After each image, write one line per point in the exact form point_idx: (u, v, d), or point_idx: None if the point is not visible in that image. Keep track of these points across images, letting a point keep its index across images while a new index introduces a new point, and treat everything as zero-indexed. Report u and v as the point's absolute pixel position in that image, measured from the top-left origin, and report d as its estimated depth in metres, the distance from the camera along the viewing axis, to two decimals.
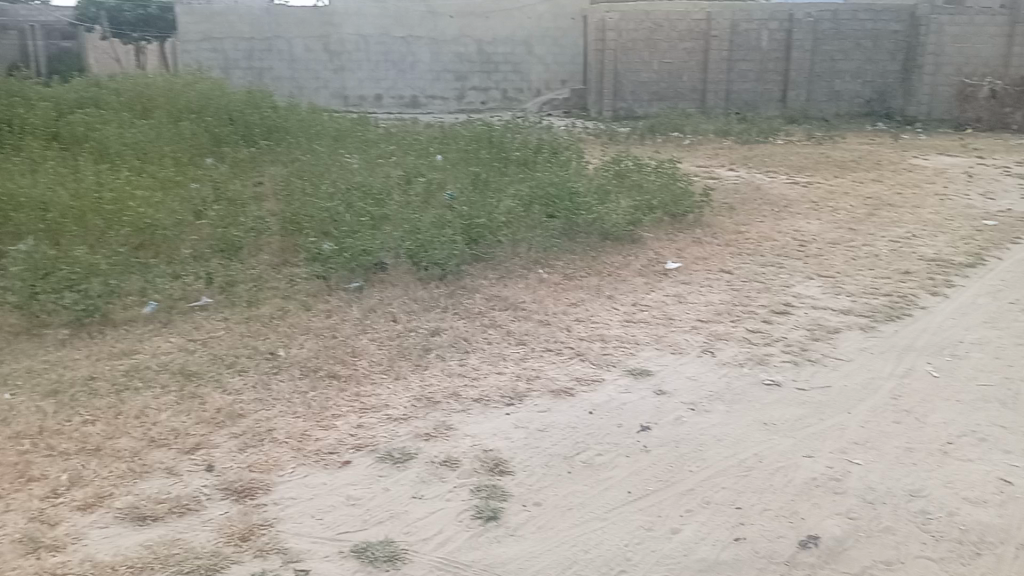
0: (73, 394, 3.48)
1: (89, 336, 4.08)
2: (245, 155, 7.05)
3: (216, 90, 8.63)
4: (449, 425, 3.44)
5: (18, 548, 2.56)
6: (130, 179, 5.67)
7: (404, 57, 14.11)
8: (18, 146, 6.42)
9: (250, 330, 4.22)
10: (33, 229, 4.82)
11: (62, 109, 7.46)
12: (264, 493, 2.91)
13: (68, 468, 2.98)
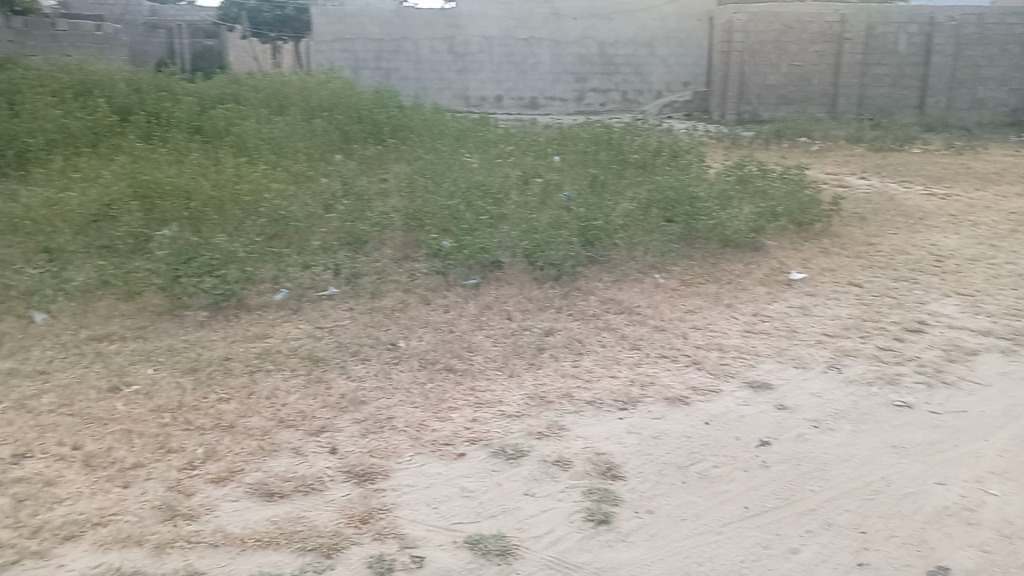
0: (210, 372, 3.68)
1: (226, 319, 4.30)
2: (372, 153, 7.28)
3: (347, 89, 8.97)
4: (563, 425, 3.44)
5: (158, 514, 2.69)
6: (266, 173, 5.97)
7: (526, 58, 14.25)
8: (165, 137, 6.85)
9: (372, 320, 4.36)
10: (178, 217, 5.13)
11: (206, 105, 7.92)
12: (383, 478, 3.00)
13: (203, 442, 3.13)
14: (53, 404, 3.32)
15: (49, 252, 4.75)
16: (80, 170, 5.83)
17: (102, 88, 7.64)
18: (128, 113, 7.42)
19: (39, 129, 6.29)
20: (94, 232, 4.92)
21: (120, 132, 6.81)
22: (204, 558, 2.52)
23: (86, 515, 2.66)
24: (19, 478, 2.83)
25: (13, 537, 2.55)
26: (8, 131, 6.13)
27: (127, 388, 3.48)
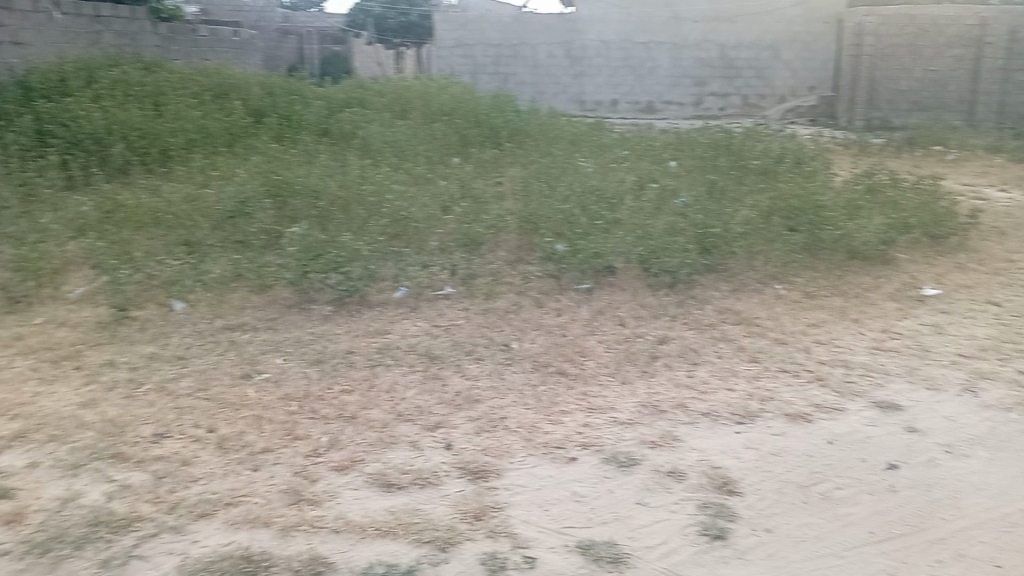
0: (334, 364, 3.83)
1: (349, 313, 4.45)
2: (490, 157, 7.37)
3: (466, 94, 9.15)
4: (677, 436, 3.39)
5: (284, 498, 2.77)
6: (389, 175, 6.17)
7: (643, 62, 14.12)
8: (295, 139, 7.18)
9: (487, 321, 4.43)
10: (307, 215, 5.37)
11: (333, 108, 8.24)
12: (496, 477, 3.02)
13: (327, 431, 3.25)
14: (191, 386, 3.52)
15: (188, 245, 5.01)
16: (218, 169, 6.17)
17: (238, 91, 8.08)
18: (261, 115, 7.81)
19: (181, 129, 6.69)
20: (230, 227, 5.19)
21: (254, 133, 7.19)
22: (326, 542, 2.57)
23: (219, 495, 2.76)
24: (159, 456, 2.96)
25: (152, 511, 2.64)
26: (154, 131, 6.55)
27: (258, 375, 3.67)
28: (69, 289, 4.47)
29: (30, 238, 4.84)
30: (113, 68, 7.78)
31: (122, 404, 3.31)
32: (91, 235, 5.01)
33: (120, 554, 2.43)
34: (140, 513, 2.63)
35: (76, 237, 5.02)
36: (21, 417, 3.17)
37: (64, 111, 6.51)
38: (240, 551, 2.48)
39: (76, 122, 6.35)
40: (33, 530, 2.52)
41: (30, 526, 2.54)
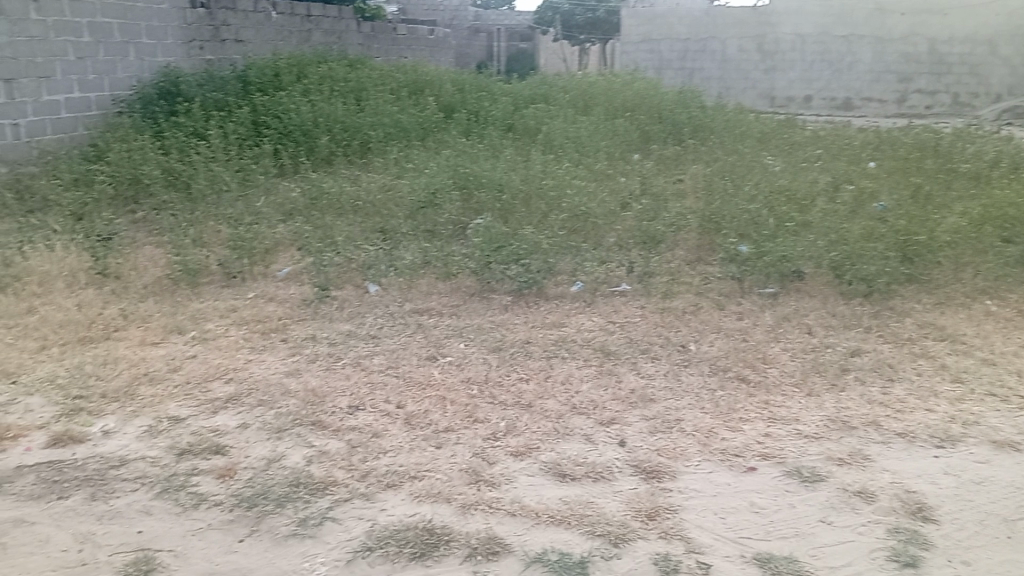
0: (513, 353, 3.93)
1: (528, 304, 4.54)
2: (672, 153, 7.23)
3: (651, 90, 9.07)
4: (866, 455, 3.18)
5: (464, 477, 2.88)
6: (571, 170, 6.22)
7: (842, 57, 13.30)
8: (482, 133, 7.41)
9: (665, 320, 4.36)
10: (491, 208, 5.55)
11: (519, 104, 8.43)
12: (671, 479, 2.97)
13: (505, 416, 3.33)
14: (382, 364, 3.74)
15: (383, 232, 5.31)
16: (410, 161, 6.49)
17: (431, 88, 8.46)
18: (452, 110, 8.13)
19: (379, 122, 7.11)
20: (421, 217, 5.45)
21: (444, 127, 7.50)
22: (503, 524, 2.64)
23: (405, 467, 2.92)
24: (353, 427, 3.16)
25: (346, 478, 2.82)
26: (355, 124, 7.00)
27: (442, 358, 3.84)
28: (278, 268, 4.86)
29: (246, 220, 5.32)
30: (321, 65, 8.40)
31: (322, 376, 3.58)
32: (298, 219, 5.45)
33: (316, 515, 2.61)
34: (335, 478, 2.82)
35: (285, 220, 5.47)
36: (235, 381, 3.49)
37: (277, 105, 7.13)
38: (422, 524, 2.60)
39: (288, 116, 6.94)
40: (242, 485, 2.76)
41: (240, 481, 2.78)
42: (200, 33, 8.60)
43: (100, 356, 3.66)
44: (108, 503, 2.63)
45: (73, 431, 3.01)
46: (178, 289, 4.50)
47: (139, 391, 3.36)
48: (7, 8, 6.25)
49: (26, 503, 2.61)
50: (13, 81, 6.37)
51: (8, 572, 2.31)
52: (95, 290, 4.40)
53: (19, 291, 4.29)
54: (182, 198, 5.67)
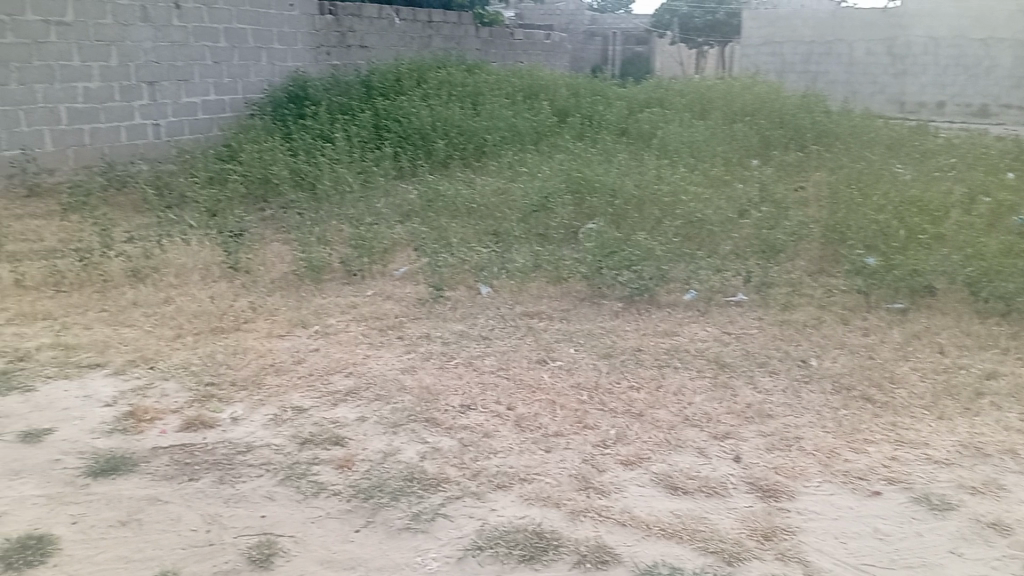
0: (624, 360, 3.88)
1: (639, 311, 4.47)
2: (793, 160, 6.97)
3: (772, 94, 8.80)
4: (1003, 485, 2.97)
5: (574, 483, 2.86)
6: (686, 175, 6.11)
7: (980, 61, 12.51)
8: (596, 137, 7.37)
9: (784, 333, 4.21)
10: (604, 213, 5.52)
11: (634, 108, 8.35)
12: (788, 499, 2.86)
13: (616, 424, 3.28)
14: (494, 365, 3.78)
15: (496, 235, 5.36)
16: (524, 164, 6.53)
17: (547, 92, 8.50)
18: (566, 114, 8.14)
19: (495, 126, 7.20)
20: (533, 220, 5.46)
21: (558, 131, 7.51)
22: (612, 533, 2.61)
23: (516, 469, 2.93)
24: (465, 426, 3.21)
25: (458, 476, 2.86)
26: (471, 128, 7.11)
27: (553, 362, 3.83)
28: (395, 268, 4.99)
29: (366, 220, 5.50)
30: (440, 70, 8.58)
31: (437, 374, 3.65)
32: (415, 221, 5.60)
33: (429, 511, 2.66)
34: (447, 476, 2.86)
35: (402, 221, 5.63)
36: (354, 375, 3.61)
37: (398, 110, 7.36)
38: (532, 528, 2.60)
39: (408, 120, 7.16)
40: (359, 477, 2.84)
41: (358, 472, 2.87)
42: (327, 39, 9.10)
43: (231, 345, 3.86)
44: (235, 487, 2.76)
45: (205, 417, 3.19)
46: (302, 284, 4.68)
47: (265, 380, 3.52)
48: (152, 16, 7.06)
49: (161, 482, 2.76)
50: (156, 83, 7.19)
51: (144, 546, 2.45)
52: (227, 283, 4.64)
53: (158, 281, 4.57)
54: (307, 197, 5.92)
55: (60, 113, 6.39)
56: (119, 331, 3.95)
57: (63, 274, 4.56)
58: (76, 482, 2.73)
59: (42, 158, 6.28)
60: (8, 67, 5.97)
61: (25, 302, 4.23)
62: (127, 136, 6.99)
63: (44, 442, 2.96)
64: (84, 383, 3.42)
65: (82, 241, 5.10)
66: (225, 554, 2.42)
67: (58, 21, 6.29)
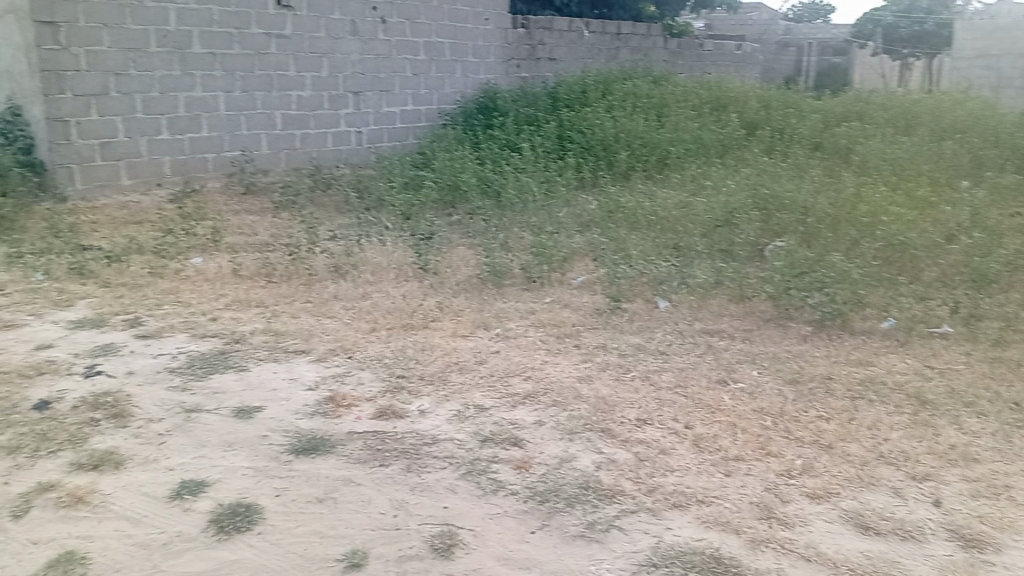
0: (812, 388, 3.69)
1: (829, 337, 4.24)
2: (1010, 182, 6.34)
3: (987, 110, 8.08)
4: None
5: (755, 510, 2.76)
6: (887, 195, 5.72)
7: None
8: (787, 152, 7.08)
9: (994, 371, 3.84)
10: (794, 231, 5.30)
11: (829, 122, 7.94)
12: (996, 552, 2.60)
13: (802, 454, 3.13)
14: (672, 382, 3.71)
15: (677, 248, 5.25)
16: (708, 178, 6.38)
17: (736, 104, 8.28)
18: (754, 127, 7.89)
19: (679, 139, 7.10)
20: (717, 235, 5.31)
21: (746, 145, 7.29)
22: (795, 567, 2.49)
23: (693, 490, 2.86)
24: (641, 440, 3.18)
25: (633, 490, 2.84)
26: (655, 140, 7.05)
27: (734, 383, 3.71)
28: (573, 276, 5.04)
29: (547, 229, 5.60)
30: (626, 82, 8.58)
31: (614, 385, 3.64)
32: (594, 231, 5.63)
33: (604, 521, 2.66)
34: (623, 489, 2.85)
35: (582, 230, 5.68)
36: (533, 379, 3.68)
37: (583, 121, 7.46)
38: (709, 551, 2.54)
39: (592, 131, 7.23)
40: (537, 479, 2.89)
41: (535, 475, 2.92)
42: (518, 52, 9.41)
43: (419, 342, 4.05)
44: (421, 476, 2.89)
45: (396, 407, 3.37)
46: (485, 288, 4.83)
47: (450, 377, 3.67)
48: (360, 29, 7.58)
49: (354, 465, 2.95)
50: (360, 93, 7.73)
51: (337, 524, 2.62)
52: (417, 283, 4.88)
53: (356, 278, 4.89)
54: (492, 205, 6.11)
55: (275, 119, 7.04)
56: (320, 321, 4.27)
57: (274, 266, 4.99)
58: (281, 458, 2.98)
59: (258, 159, 6.95)
60: (234, 76, 6.66)
61: (241, 289, 4.67)
62: (332, 142, 7.57)
63: (254, 418, 3.25)
64: (289, 366, 3.72)
65: (290, 237, 5.55)
66: (409, 540, 2.55)
67: (278, 34, 6.92)
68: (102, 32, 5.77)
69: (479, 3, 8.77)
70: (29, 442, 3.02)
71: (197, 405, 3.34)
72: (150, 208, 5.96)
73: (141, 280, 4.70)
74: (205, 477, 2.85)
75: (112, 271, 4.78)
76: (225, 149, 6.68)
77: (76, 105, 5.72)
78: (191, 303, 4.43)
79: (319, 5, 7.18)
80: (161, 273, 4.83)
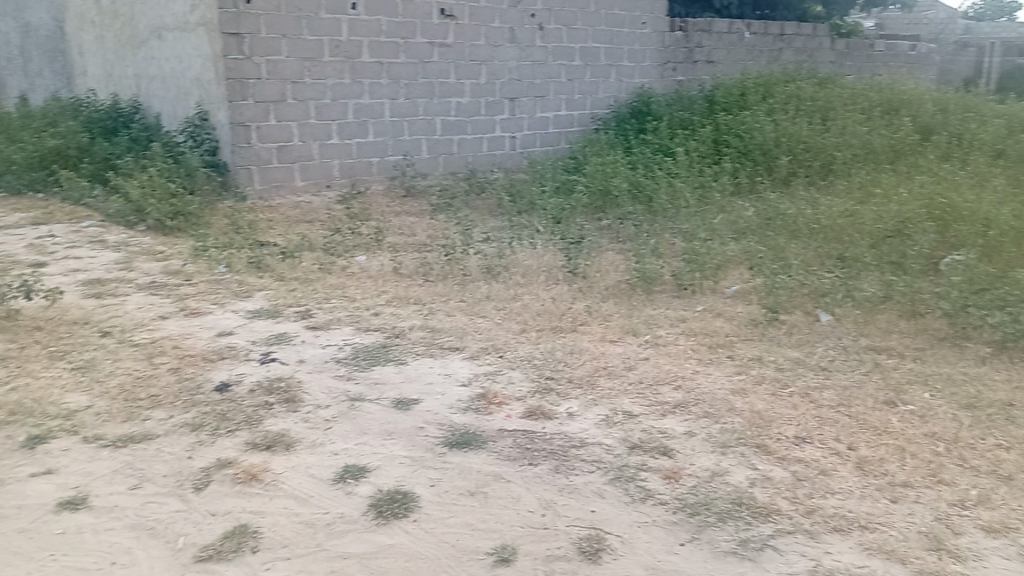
0: (991, 414, 3.39)
1: (1011, 360, 3.90)
2: None
3: None
4: None
5: (923, 541, 2.58)
6: None
7: None
8: (967, 159, 6.57)
9: None
10: (972, 244, 4.91)
11: (1016, 127, 7.31)
12: None
13: (978, 485, 2.89)
14: (834, 399, 3.53)
15: (841, 259, 4.99)
16: (876, 185, 6.03)
17: (909, 107, 7.77)
18: (929, 133, 7.39)
19: (845, 144, 6.76)
20: (886, 246, 5.01)
21: (919, 151, 6.83)
22: None
23: (855, 514, 2.71)
24: (799, 458, 3.05)
25: (790, 510, 2.73)
26: (819, 144, 6.75)
27: (903, 405, 3.48)
28: (727, 285, 4.91)
29: (701, 235, 5.48)
30: (788, 85, 8.25)
31: (770, 400, 3.51)
32: (750, 239, 5.46)
33: (758, 539, 2.58)
34: (778, 507, 2.74)
35: (737, 238, 5.52)
36: (684, 389, 3.61)
37: (740, 124, 7.24)
38: None
39: (751, 135, 6.99)
40: (687, 491, 2.84)
41: (685, 486, 2.87)
42: (675, 55, 9.27)
43: (569, 345, 4.08)
44: (569, 478, 2.91)
45: (545, 408, 3.41)
46: (635, 294, 4.80)
47: (599, 382, 3.67)
48: (518, 36, 7.73)
49: (504, 462, 3.01)
50: (516, 99, 7.89)
51: (488, 518, 2.68)
52: (566, 286, 4.92)
53: (508, 279, 4.99)
54: (644, 210, 6.05)
55: (435, 125, 7.32)
56: (473, 320, 4.38)
57: (431, 266, 5.18)
58: (435, 450, 3.09)
59: (418, 163, 7.24)
60: (398, 84, 6.97)
61: (401, 287, 4.88)
62: (487, 147, 7.78)
63: (412, 410, 3.39)
64: (444, 362, 3.85)
65: (446, 239, 5.74)
66: (557, 540, 2.57)
67: (441, 43, 7.17)
68: (281, 42, 6.19)
69: (637, 7, 8.72)
70: (210, 421, 3.30)
71: (359, 394, 3.53)
72: (319, 209, 6.35)
73: (311, 275, 5.02)
74: (366, 463, 3.00)
75: (286, 265, 5.13)
76: (388, 153, 7.02)
77: (257, 110, 6.18)
78: (356, 298, 4.67)
79: (480, 13, 7.39)
80: (329, 269, 5.13)
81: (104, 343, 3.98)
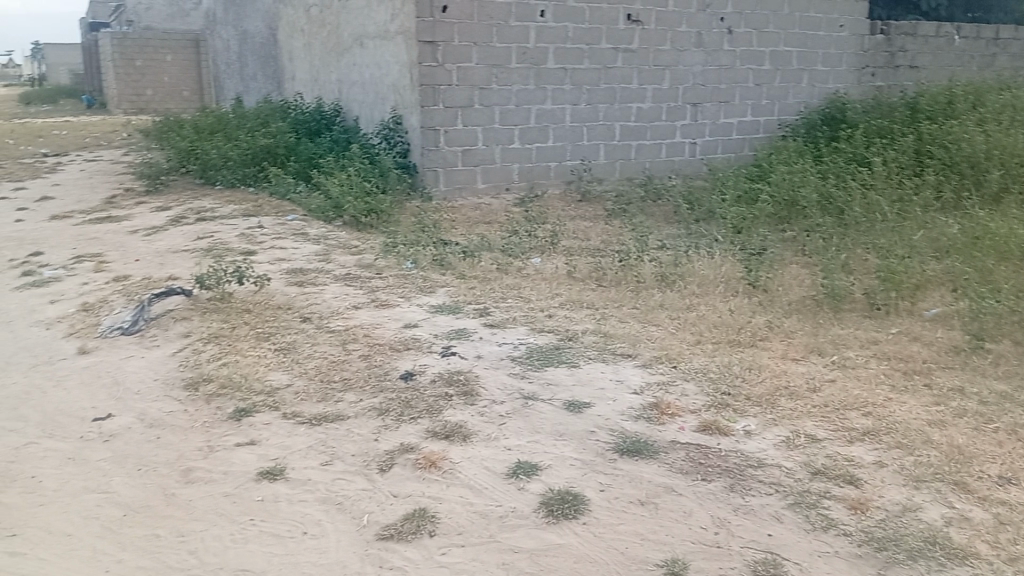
0: None
1: None
2: None
3: None
4: None
5: None
6: None
7: None
8: None
9: None
10: None
11: None
12: None
13: None
14: None
15: None
16: None
17: None
18: None
19: None
20: None
21: None
22: None
23: None
24: (1004, 501, 2.79)
25: (990, 555, 2.51)
26: None
27: None
28: (925, 307, 4.57)
29: (897, 251, 5.13)
30: (1004, 92, 7.54)
31: (972, 435, 3.23)
32: (953, 257, 5.05)
33: None
34: (977, 551, 2.53)
35: (938, 256, 5.13)
36: (873, 417, 3.39)
37: (946, 134, 6.71)
38: None
39: (958, 145, 6.45)
40: (873, 524, 2.67)
41: (871, 519, 2.70)
42: (874, 59, 8.70)
43: (747, 360, 3.95)
44: (744, 498, 2.83)
45: (721, 423, 3.33)
46: (820, 311, 4.57)
47: (779, 401, 3.53)
48: (705, 41, 7.58)
49: (676, 474, 2.97)
50: (698, 105, 7.75)
51: (659, 529, 2.67)
52: (745, 298, 4.77)
53: (683, 288, 4.91)
54: (832, 222, 5.76)
55: (615, 130, 7.33)
56: (647, 328, 4.36)
57: (605, 271, 5.20)
58: (606, 455, 3.10)
59: (595, 168, 7.30)
60: (581, 90, 7.05)
61: (575, 290, 4.94)
62: (666, 153, 7.70)
63: (584, 413, 3.42)
64: (617, 368, 3.85)
65: (621, 245, 5.74)
66: (730, 561, 2.51)
67: (625, 48, 7.17)
68: (472, 49, 6.44)
69: (834, 9, 8.28)
70: (395, 407, 3.49)
71: (533, 393, 3.60)
72: (499, 211, 6.55)
73: (490, 274, 5.18)
74: (539, 461, 3.07)
75: (466, 264, 5.34)
76: (567, 158, 7.12)
77: (446, 115, 6.46)
78: (531, 299, 4.78)
79: (667, 18, 7.31)
80: (507, 269, 5.27)
81: (303, 328, 4.32)
